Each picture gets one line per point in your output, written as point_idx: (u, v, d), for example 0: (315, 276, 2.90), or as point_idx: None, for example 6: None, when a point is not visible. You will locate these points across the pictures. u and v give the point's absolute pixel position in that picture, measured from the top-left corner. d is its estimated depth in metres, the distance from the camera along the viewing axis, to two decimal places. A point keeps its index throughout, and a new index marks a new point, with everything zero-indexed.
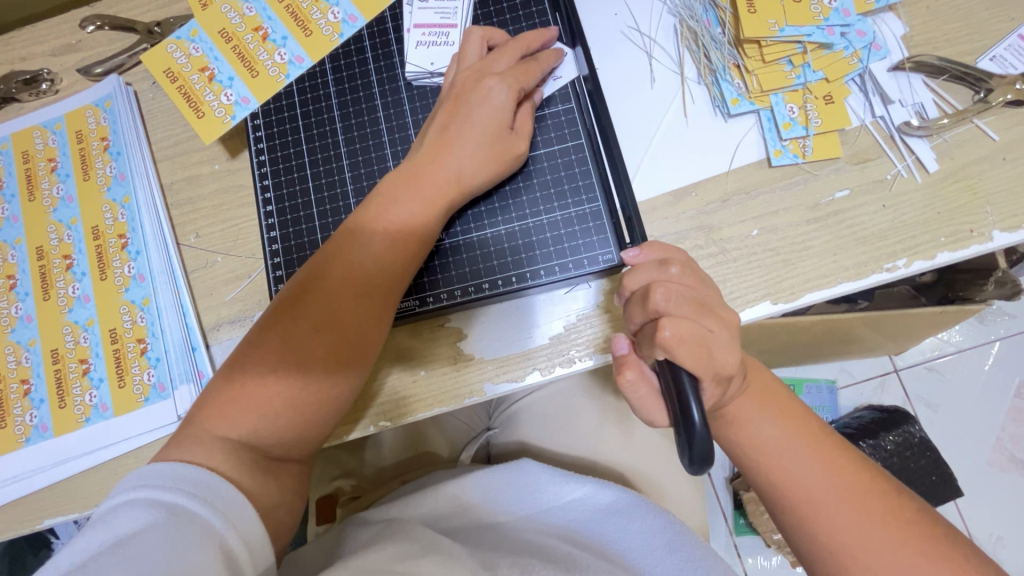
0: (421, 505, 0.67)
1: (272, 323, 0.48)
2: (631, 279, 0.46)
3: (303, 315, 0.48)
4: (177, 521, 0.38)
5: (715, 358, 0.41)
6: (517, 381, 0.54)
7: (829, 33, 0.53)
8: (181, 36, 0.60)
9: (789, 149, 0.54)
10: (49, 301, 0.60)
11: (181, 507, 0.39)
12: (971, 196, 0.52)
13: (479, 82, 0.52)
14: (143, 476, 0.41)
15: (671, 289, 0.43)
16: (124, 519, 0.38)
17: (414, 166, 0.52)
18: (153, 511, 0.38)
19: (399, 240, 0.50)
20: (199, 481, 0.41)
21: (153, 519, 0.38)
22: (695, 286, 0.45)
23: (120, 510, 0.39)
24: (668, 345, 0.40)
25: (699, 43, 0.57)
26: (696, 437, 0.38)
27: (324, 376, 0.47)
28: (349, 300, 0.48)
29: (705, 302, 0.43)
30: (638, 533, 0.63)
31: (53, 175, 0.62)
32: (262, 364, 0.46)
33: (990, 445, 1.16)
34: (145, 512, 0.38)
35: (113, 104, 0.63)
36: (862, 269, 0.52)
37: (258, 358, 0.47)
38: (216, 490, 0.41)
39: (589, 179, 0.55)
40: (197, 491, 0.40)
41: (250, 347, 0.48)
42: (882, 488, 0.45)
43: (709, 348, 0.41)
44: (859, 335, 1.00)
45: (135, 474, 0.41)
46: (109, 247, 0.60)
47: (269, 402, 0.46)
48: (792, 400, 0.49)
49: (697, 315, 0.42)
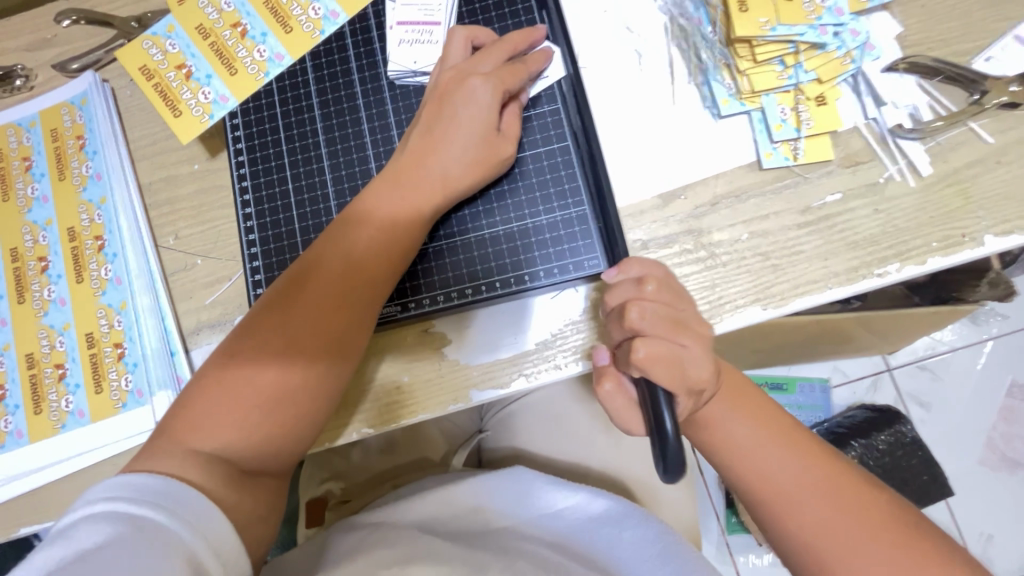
0: (408, 511, 0.66)
1: (251, 332, 0.47)
2: (610, 296, 0.45)
3: (282, 324, 0.46)
4: (144, 535, 0.37)
5: (687, 376, 0.41)
6: (502, 388, 0.53)
7: (822, 33, 0.52)
8: (157, 32, 0.58)
9: (781, 151, 0.53)
10: (24, 304, 0.58)
11: (149, 520, 0.38)
12: (964, 200, 0.51)
13: (462, 84, 0.51)
14: (111, 487, 0.39)
15: (646, 308, 0.41)
16: (89, 533, 0.36)
17: (399, 171, 0.51)
18: (119, 524, 0.37)
19: (382, 249, 0.49)
20: (170, 493, 0.40)
21: (118, 533, 0.36)
22: (672, 302, 0.43)
23: (84, 523, 0.37)
24: (642, 366, 0.40)
25: (689, 42, 0.56)
26: (669, 448, 0.38)
27: (304, 386, 0.46)
28: (330, 310, 0.47)
29: (681, 320, 0.42)
30: (629, 544, 0.62)
31: (27, 175, 0.61)
32: (242, 374, 0.45)
33: (981, 445, 1.16)
34: (111, 526, 0.37)
35: (89, 102, 0.61)
36: (852, 273, 0.51)
37: (237, 367, 0.46)
38: (187, 504, 0.40)
39: (575, 182, 0.54)
40: (165, 504, 0.39)
41: (227, 356, 0.46)
42: (856, 482, 0.44)
43: (680, 367, 0.41)
44: (851, 334, 1.00)
45: (102, 485, 0.39)
46: (86, 249, 0.59)
47: (247, 413, 0.45)
48: (768, 403, 0.48)
49: (674, 332, 0.41)
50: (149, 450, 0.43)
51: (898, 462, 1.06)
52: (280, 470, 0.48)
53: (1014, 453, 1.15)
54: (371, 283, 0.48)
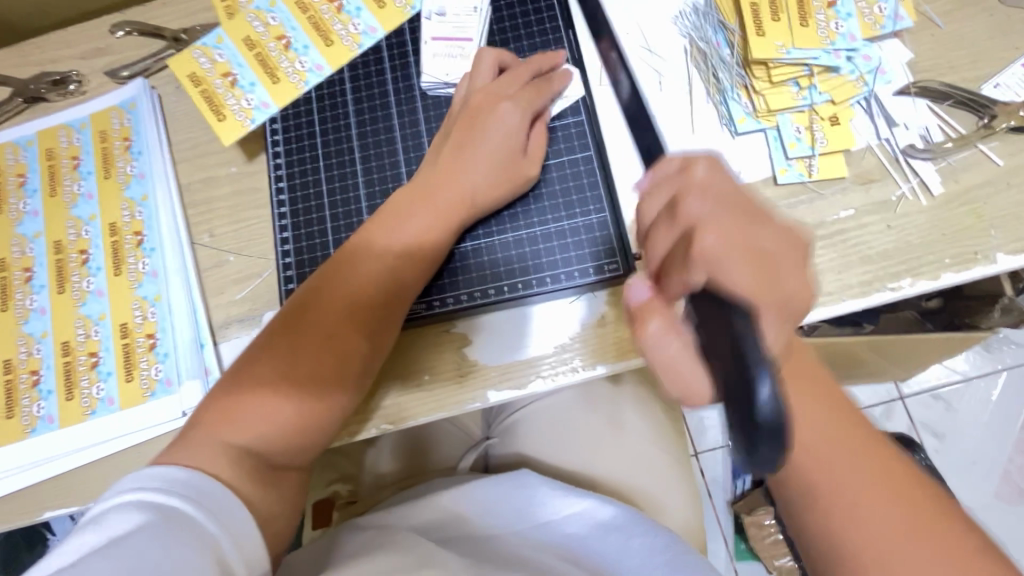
0: (419, 514, 0.67)
1: (279, 331, 0.49)
2: (646, 213, 0.41)
3: (306, 325, 0.48)
4: (171, 526, 0.38)
5: (768, 271, 0.36)
6: (520, 389, 0.54)
7: (835, 57, 0.55)
8: (206, 43, 0.62)
9: (796, 167, 0.55)
10: (63, 294, 0.61)
11: (176, 510, 0.39)
12: (975, 219, 0.53)
13: (491, 107, 0.54)
14: (141, 478, 0.41)
15: (713, 229, 0.36)
16: (118, 521, 0.38)
17: (427, 184, 0.53)
18: (148, 514, 0.38)
19: (412, 258, 0.52)
20: (197, 485, 0.41)
21: (147, 521, 0.38)
22: (733, 191, 0.38)
23: (114, 512, 0.38)
24: (710, 254, 0.35)
25: (707, 63, 0.58)
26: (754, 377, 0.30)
27: (328, 387, 0.48)
28: (356, 313, 0.49)
29: (747, 212, 0.37)
30: (637, 552, 0.62)
31: (75, 173, 0.64)
32: (264, 374, 0.47)
33: (997, 477, 1.14)
34: (140, 514, 0.38)
35: (138, 106, 0.65)
36: (866, 286, 0.52)
37: (263, 365, 0.47)
38: (211, 495, 0.41)
39: (596, 190, 0.56)
40: (193, 496, 0.41)
41: (253, 356, 0.48)
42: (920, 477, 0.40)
43: (758, 257, 0.35)
44: (864, 358, 1.00)
45: (135, 475, 0.41)
46: (125, 244, 0.61)
47: (272, 409, 0.46)
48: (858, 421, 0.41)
49: (751, 271, 0.35)
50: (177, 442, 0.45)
51: None
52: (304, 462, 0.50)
53: None
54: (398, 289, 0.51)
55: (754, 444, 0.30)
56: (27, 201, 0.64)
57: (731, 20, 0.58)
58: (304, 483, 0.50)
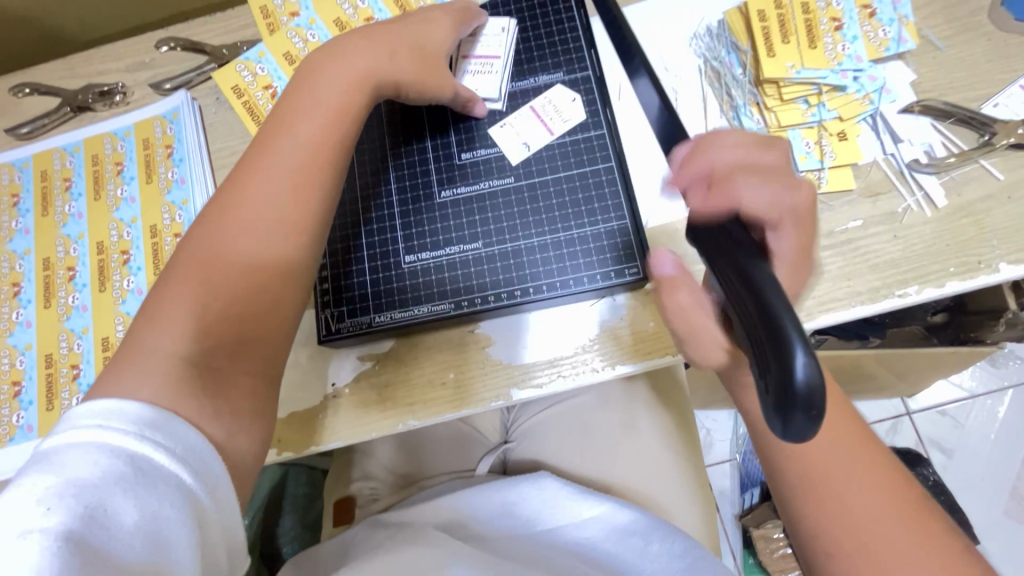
0: (437, 514, 0.69)
1: (193, 249, 0.48)
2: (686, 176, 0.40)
3: (215, 229, 0.48)
4: (147, 474, 0.37)
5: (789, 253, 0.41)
6: (541, 387, 0.57)
7: (842, 77, 0.59)
8: (249, 57, 0.66)
9: (806, 180, 0.58)
10: (104, 292, 0.64)
11: (141, 455, 0.37)
12: (978, 231, 0.55)
13: (390, 41, 0.57)
14: (102, 412, 0.38)
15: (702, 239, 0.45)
16: (86, 466, 0.35)
17: (342, 51, 0.56)
18: (119, 463, 0.36)
19: (307, 170, 0.51)
20: (153, 425, 0.39)
21: (111, 463, 0.36)
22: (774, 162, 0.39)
23: (77, 453, 0.36)
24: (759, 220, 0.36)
25: (721, 81, 0.62)
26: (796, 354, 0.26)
27: (257, 288, 0.47)
28: (259, 225, 0.48)
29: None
30: (655, 557, 0.63)
31: (118, 178, 0.67)
32: (178, 287, 0.46)
33: (1006, 494, 1.14)
34: (111, 464, 0.36)
35: (179, 116, 0.68)
36: (874, 293, 0.55)
37: (175, 284, 0.46)
38: (175, 434, 0.39)
39: (617, 199, 0.59)
40: (154, 436, 0.38)
41: (164, 284, 0.47)
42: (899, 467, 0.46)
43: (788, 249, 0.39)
44: (871, 371, 1.01)
45: (86, 414, 0.38)
46: (165, 245, 0.64)
47: (188, 314, 0.45)
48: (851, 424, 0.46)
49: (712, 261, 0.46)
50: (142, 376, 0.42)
51: None
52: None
53: None
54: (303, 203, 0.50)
55: (786, 406, 0.26)
56: (72, 204, 0.67)
57: (743, 42, 0.62)
58: None
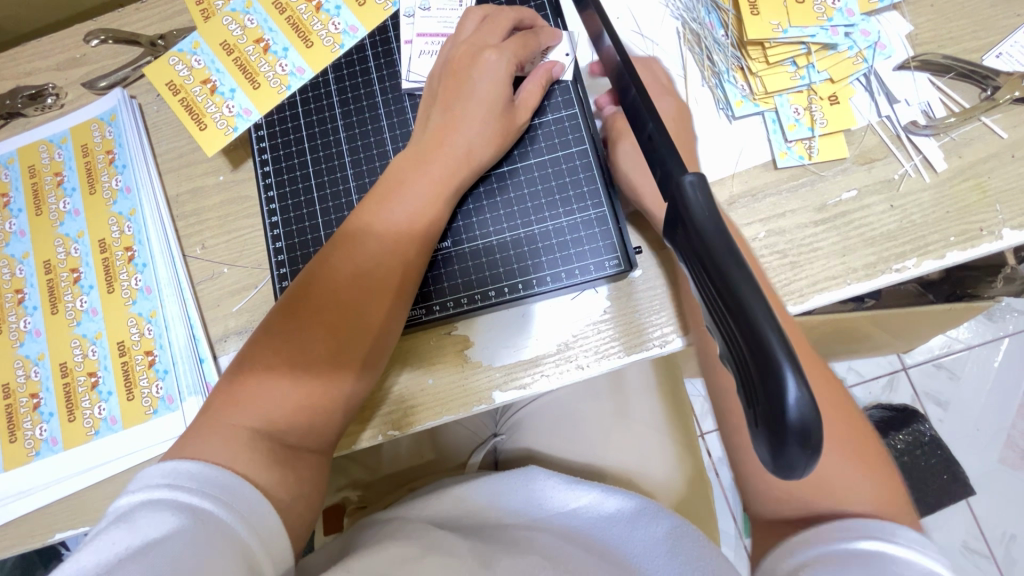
0: (427, 509, 0.64)
1: (265, 339, 0.47)
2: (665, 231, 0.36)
3: (318, 282, 0.48)
4: (206, 528, 0.38)
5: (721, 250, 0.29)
6: (524, 389, 0.54)
7: (833, 33, 0.53)
8: (183, 48, 0.60)
9: (795, 150, 0.54)
10: (57, 314, 0.60)
11: (206, 511, 0.39)
12: (980, 195, 0.52)
13: (470, 58, 0.53)
14: (172, 475, 0.40)
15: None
16: (153, 521, 0.37)
17: (472, 59, 0.53)
18: (183, 516, 0.38)
19: (418, 218, 0.50)
20: (219, 480, 0.41)
21: (178, 520, 0.37)
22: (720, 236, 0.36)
23: (149, 510, 0.38)
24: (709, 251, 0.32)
25: (701, 45, 0.57)
26: (771, 359, 0.23)
27: (361, 319, 0.48)
28: (355, 276, 0.48)
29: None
30: (643, 543, 0.57)
31: (59, 190, 0.63)
32: (285, 345, 0.46)
33: (1001, 442, 1.13)
34: (176, 516, 0.37)
35: (118, 117, 0.63)
36: (871, 269, 0.51)
37: (276, 343, 0.46)
38: (233, 487, 0.41)
39: (593, 184, 0.55)
40: (219, 495, 0.40)
41: (257, 346, 0.47)
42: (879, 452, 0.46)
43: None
44: (868, 334, 0.97)
45: (161, 470, 0.41)
46: (116, 260, 0.60)
47: (303, 367, 0.46)
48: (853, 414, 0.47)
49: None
50: (193, 428, 0.44)
51: (916, 461, 1.09)
52: (320, 460, 0.48)
53: None
54: (369, 311, 0.48)
55: (779, 438, 0.24)
56: (12, 221, 0.62)
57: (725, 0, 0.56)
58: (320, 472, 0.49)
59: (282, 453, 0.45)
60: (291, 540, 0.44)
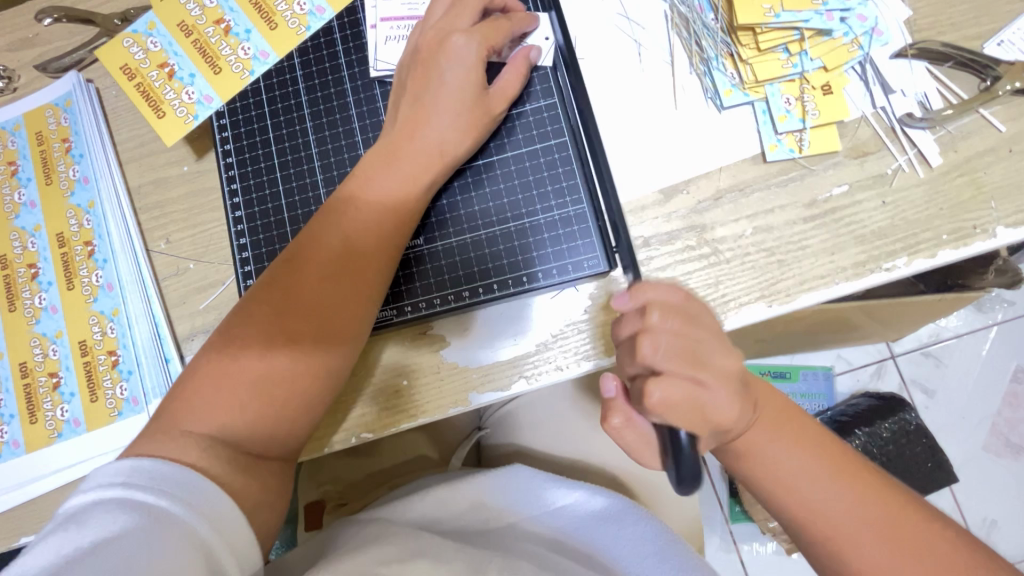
0: (411, 509, 0.61)
1: (225, 345, 0.45)
2: (618, 323, 0.41)
3: (285, 287, 0.45)
4: (162, 525, 0.36)
5: (711, 417, 0.38)
6: (503, 391, 0.52)
7: (828, 18, 0.50)
8: (138, 29, 0.56)
9: (786, 142, 0.51)
10: (15, 312, 0.57)
11: (163, 510, 0.37)
12: (975, 191, 0.50)
13: (438, 43, 0.49)
14: (125, 471, 0.38)
15: (659, 338, 0.38)
16: (105, 522, 0.35)
17: (441, 46, 0.49)
18: (137, 515, 0.36)
19: (389, 216, 0.48)
20: (180, 480, 0.39)
21: (133, 522, 0.35)
22: (687, 326, 0.39)
23: (101, 510, 0.36)
24: (648, 360, 0.38)
25: (689, 30, 0.54)
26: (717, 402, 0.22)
27: (327, 325, 0.45)
28: (321, 280, 0.46)
29: (698, 310, 0.40)
30: (627, 541, 0.58)
31: (14, 179, 0.59)
32: (249, 353, 0.44)
33: (985, 430, 1.13)
34: (129, 516, 0.36)
35: (73, 103, 0.59)
36: (860, 268, 0.50)
37: (240, 352, 0.44)
38: (198, 493, 0.39)
39: (573, 179, 0.52)
40: (179, 493, 0.38)
41: (216, 354, 0.45)
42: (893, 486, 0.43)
43: (704, 409, 0.38)
44: (858, 323, 0.96)
45: (117, 468, 0.39)
46: (76, 255, 0.57)
47: (269, 376, 0.44)
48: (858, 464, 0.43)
49: (693, 367, 0.38)
50: (155, 436, 0.42)
51: (901, 451, 1.03)
52: (291, 467, 0.47)
53: (1018, 438, 1.12)
54: (339, 315, 0.46)
55: None
56: None
57: None
58: (290, 478, 0.47)
59: (248, 462, 0.43)
60: (261, 548, 0.42)
